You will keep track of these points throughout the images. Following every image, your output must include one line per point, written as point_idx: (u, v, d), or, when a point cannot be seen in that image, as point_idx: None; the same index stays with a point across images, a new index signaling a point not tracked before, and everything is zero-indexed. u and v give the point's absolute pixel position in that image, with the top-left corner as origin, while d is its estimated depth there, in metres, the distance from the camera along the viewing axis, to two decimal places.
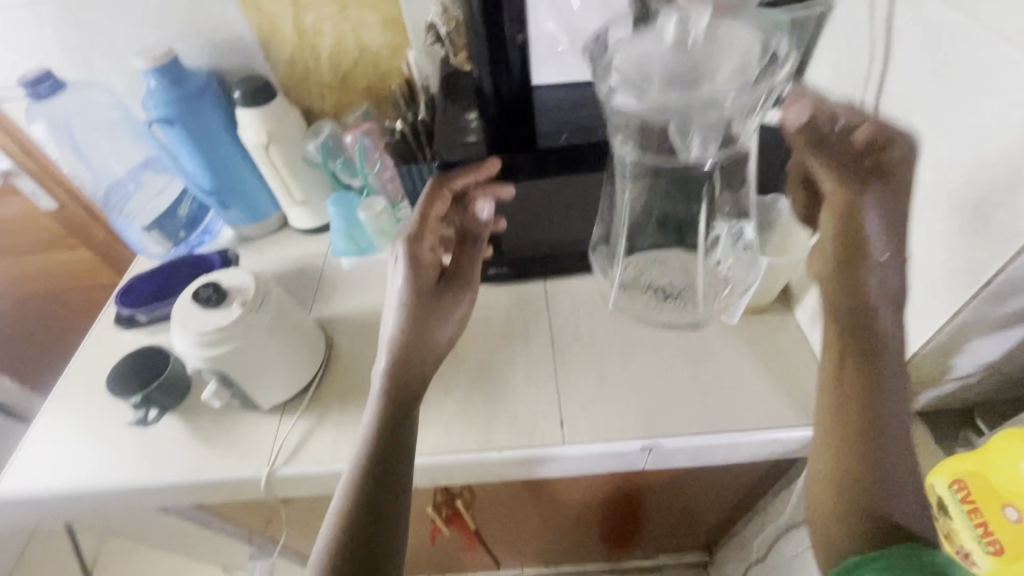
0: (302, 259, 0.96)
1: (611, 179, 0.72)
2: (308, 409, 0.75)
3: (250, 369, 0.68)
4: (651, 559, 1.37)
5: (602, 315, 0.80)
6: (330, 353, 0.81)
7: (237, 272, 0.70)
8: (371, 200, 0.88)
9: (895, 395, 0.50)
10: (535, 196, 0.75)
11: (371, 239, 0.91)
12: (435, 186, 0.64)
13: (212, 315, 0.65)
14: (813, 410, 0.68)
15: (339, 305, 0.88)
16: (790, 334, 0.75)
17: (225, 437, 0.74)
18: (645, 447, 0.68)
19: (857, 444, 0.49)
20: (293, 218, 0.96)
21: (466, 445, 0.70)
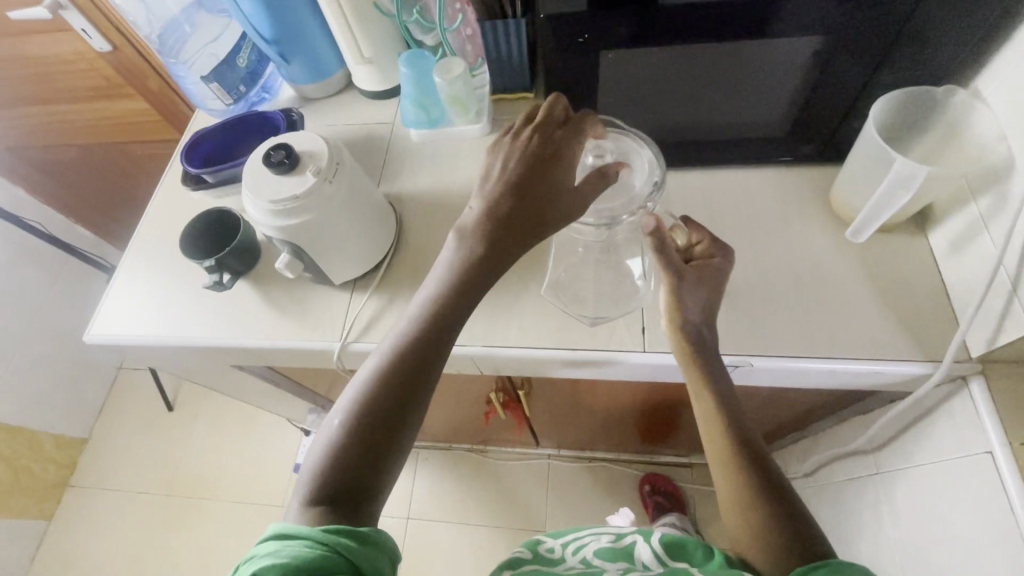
0: (369, 127, 0.88)
1: (745, 52, 0.60)
2: (379, 288, 0.73)
3: (322, 243, 0.65)
4: (683, 459, 1.41)
5: (697, 218, 0.72)
6: (399, 232, 0.77)
7: (307, 136, 0.64)
8: (449, 62, 0.77)
9: (738, 419, 0.60)
10: (650, 69, 0.63)
11: (444, 110, 0.82)
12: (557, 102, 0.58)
13: (284, 182, 0.61)
14: (929, 345, 0.61)
15: (408, 182, 0.82)
16: (916, 258, 0.65)
17: (296, 307, 0.74)
18: (733, 364, 0.64)
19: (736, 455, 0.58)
20: (360, 79, 0.88)
21: (539, 342, 0.67)
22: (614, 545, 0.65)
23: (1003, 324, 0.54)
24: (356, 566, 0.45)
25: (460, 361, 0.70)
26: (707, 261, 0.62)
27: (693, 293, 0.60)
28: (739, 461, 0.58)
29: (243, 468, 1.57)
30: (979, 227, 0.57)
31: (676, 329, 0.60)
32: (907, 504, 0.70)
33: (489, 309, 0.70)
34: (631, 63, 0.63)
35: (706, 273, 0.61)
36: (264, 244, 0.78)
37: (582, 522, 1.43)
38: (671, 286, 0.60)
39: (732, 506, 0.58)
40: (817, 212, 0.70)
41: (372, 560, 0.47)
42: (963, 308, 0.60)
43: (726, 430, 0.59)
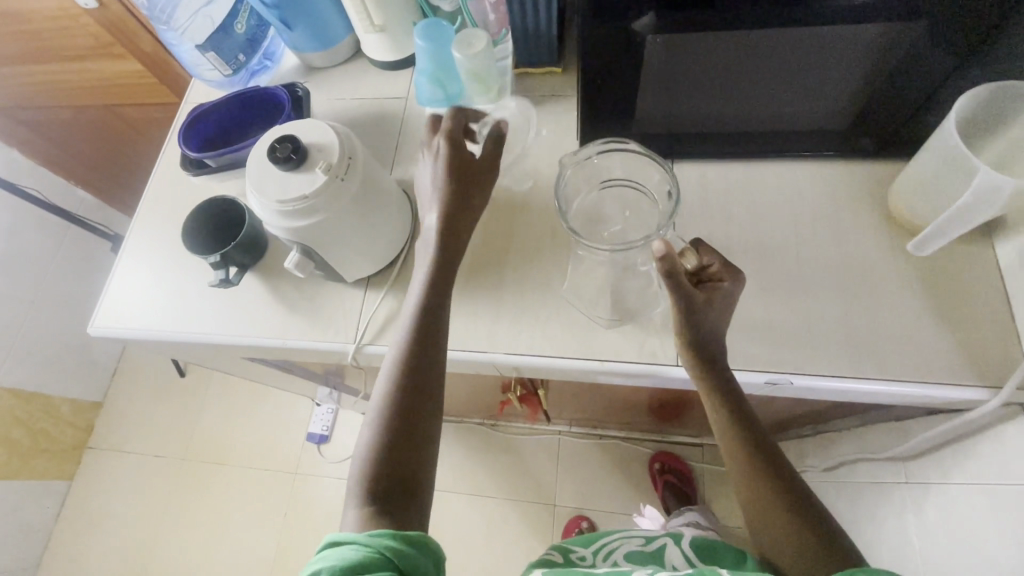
0: (380, 102, 0.81)
1: (816, 39, 0.53)
2: (394, 285, 0.69)
3: (334, 243, 0.60)
4: (695, 439, 1.41)
5: (738, 217, 0.66)
6: (415, 223, 0.72)
7: (315, 125, 0.58)
8: (472, 34, 0.70)
9: (755, 435, 0.56)
10: (699, 56, 0.57)
11: (462, 85, 0.75)
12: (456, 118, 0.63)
13: (292, 179, 0.55)
14: (987, 367, 0.56)
15: (423, 166, 0.75)
16: (979, 269, 0.60)
17: (307, 304, 0.70)
18: (772, 381, 0.59)
19: (754, 468, 0.56)
20: (370, 49, 0.80)
21: (564, 350, 0.63)
22: (643, 549, 0.68)
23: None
24: (403, 571, 0.45)
25: (479, 366, 0.66)
26: (714, 286, 0.55)
27: (704, 319, 0.55)
28: (756, 476, 0.56)
29: (256, 435, 1.59)
30: None
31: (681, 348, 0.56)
32: (939, 519, 0.68)
33: (510, 311, 0.66)
34: (679, 50, 0.56)
35: (714, 302, 0.55)
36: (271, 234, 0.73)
37: (591, 496, 1.45)
38: (679, 316, 0.54)
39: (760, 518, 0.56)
40: (871, 214, 0.64)
41: (417, 566, 0.46)
42: None
43: (737, 439, 0.57)
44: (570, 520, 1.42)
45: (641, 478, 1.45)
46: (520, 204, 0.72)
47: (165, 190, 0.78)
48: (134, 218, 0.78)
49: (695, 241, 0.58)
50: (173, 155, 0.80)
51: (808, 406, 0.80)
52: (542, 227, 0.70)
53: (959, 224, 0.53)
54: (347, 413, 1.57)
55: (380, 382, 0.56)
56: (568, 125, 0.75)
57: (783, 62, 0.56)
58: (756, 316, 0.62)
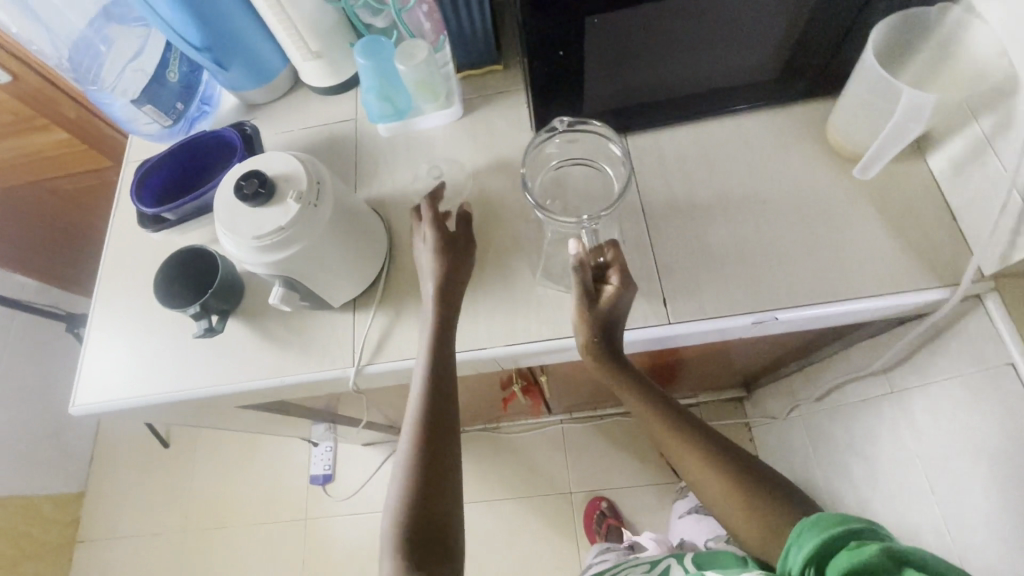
0: (330, 128, 0.81)
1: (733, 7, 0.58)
2: (381, 302, 0.69)
3: (317, 270, 0.60)
4: (690, 400, 1.45)
5: (696, 176, 0.70)
6: (390, 237, 0.72)
7: (277, 157, 0.58)
8: (412, 45, 0.71)
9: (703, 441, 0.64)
10: (635, 41, 0.61)
11: (410, 97, 0.76)
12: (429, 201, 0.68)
13: (264, 214, 0.55)
14: (944, 269, 0.61)
15: (386, 182, 0.76)
16: (919, 183, 0.65)
17: (297, 338, 0.69)
18: (758, 320, 0.62)
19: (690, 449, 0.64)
20: (308, 76, 0.80)
21: (561, 331, 0.65)
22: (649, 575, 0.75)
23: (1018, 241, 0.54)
24: None
25: (482, 364, 0.67)
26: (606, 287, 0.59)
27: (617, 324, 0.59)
28: (705, 468, 0.63)
29: (255, 490, 1.54)
30: (983, 147, 0.57)
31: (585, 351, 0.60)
32: (925, 419, 0.73)
33: (501, 305, 0.67)
34: (616, 36, 0.60)
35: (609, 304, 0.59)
36: (245, 276, 0.72)
37: (603, 476, 1.47)
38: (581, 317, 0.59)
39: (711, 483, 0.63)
40: (815, 151, 0.68)
41: None
42: (972, 228, 0.60)
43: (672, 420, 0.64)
44: (588, 503, 1.44)
45: (647, 448, 1.48)
46: (488, 201, 0.73)
47: (125, 254, 0.76)
48: (95, 288, 0.75)
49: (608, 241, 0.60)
50: (127, 217, 0.78)
51: (791, 342, 0.84)
52: (515, 219, 0.72)
53: (892, 146, 0.59)
54: (346, 447, 1.54)
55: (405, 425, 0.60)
56: (519, 117, 0.77)
57: (709, 23, 0.60)
58: (731, 263, 0.65)
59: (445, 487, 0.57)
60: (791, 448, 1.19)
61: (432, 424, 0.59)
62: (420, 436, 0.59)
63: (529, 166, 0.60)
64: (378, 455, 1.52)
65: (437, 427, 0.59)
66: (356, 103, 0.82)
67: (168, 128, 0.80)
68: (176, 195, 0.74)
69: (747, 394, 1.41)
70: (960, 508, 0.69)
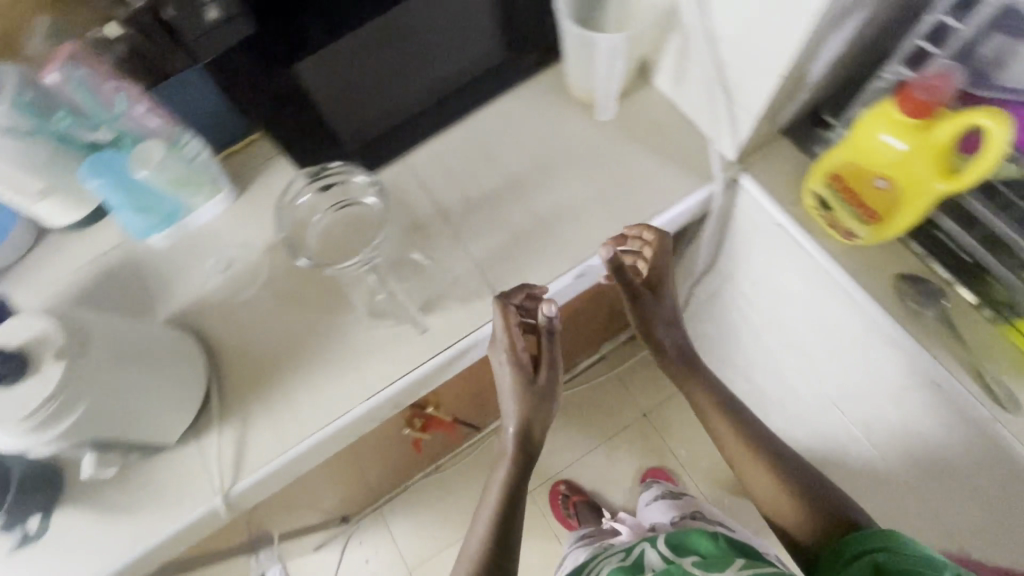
0: (99, 260, 0.73)
1: (428, 16, 0.65)
2: (225, 416, 0.64)
3: (121, 419, 0.54)
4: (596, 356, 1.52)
5: (479, 167, 0.73)
6: (207, 347, 0.67)
7: (19, 323, 0.50)
8: (145, 147, 0.65)
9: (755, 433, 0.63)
10: (357, 71, 0.65)
11: (173, 199, 0.70)
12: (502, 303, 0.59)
13: (21, 393, 0.48)
14: (703, 167, 0.70)
15: (183, 291, 0.70)
16: (657, 104, 0.73)
17: (146, 495, 0.61)
18: (578, 273, 0.68)
19: (757, 464, 0.61)
20: (48, 217, 0.71)
21: (414, 361, 0.64)
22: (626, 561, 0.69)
23: (738, 121, 0.64)
24: None
25: (353, 428, 0.64)
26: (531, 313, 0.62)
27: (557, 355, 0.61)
28: (785, 496, 0.58)
29: None
30: (683, 59, 0.66)
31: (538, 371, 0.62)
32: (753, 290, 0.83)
33: (348, 363, 0.65)
34: (335, 72, 0.63)
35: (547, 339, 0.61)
36: (56, 461, 0.62)
37: (553, 463, 1.49)
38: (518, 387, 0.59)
39: (776, 498, 0.59)
40: (568, 107, 0.74)
41: None
42: (707, 126, 0.69)
43: (739, 439, 0.63)
44: (550, 493, 1.46)
45: (580, 417, 1.53)
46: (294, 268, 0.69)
47: None
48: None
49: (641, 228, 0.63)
50: None
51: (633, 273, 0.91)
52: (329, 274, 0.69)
53: (611, 83, 0.68)
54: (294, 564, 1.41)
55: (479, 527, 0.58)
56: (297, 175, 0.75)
57: (416, 37, 0.66)
58: (539, 232, 0.69)
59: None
60: None
61: (497, 545, 0.57)
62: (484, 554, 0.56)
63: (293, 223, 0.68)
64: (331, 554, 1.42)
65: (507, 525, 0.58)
66: (117, 225, 0.74)
67: None
68: None
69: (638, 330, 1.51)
70: (804, 351, 0.80)
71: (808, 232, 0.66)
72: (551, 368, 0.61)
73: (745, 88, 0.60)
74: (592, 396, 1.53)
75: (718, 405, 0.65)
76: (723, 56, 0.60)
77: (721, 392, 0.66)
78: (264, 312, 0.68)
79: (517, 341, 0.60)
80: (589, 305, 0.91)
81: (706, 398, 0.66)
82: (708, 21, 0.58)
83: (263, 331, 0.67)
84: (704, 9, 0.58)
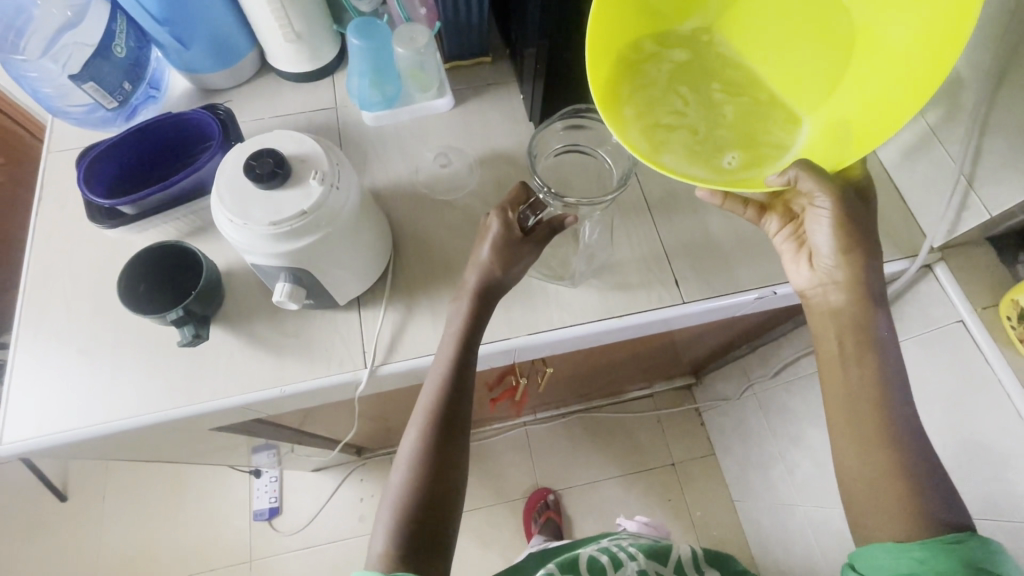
0: (307, 117, 0.75)
1: None
2: (391, 300, 0.64)
3: (331, 260, 0.54)
4: (645, 392, 1.51)
5: None
6: (393, 234, 0.67)
7: (291, 136, 0.52)
8: (410, 30, 0.69)
9: (892, 403, 0.53)
10: None
11: (400, 84, 0.72)
12: (502, 210, 0.57)
13: (278, 197, 0.49)
14: (907, 246, 0.69)
15: (377, 173, 0.71)
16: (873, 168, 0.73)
17: (295, 342, 0.62)
18: (761, 295, 0.66)
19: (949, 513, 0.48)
20: (279, 60, 0.74)
21: (583, 317, 0.64)
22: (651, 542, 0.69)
23: (965, 215, 0.63)
24: None
25: (498, 356, 0.64)
26: (530, 236, 0.57)
27: (511, 252, 0.56)
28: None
29: (188, 542, 1.34)
30: (930, 138, 0.65)
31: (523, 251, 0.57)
32: None
33: (520, 295, 0.65)
34: None
35: (531, 238, 0.57)
36: (229, 285, 0.64)
37: (569, 474, 1.47)
38: (500, 239, 0.56)
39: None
40: None
41: None
42: (922, 208, 0.69)
43: None
44: (533, 494, 1.43)
45: (610, 441, 1.50)
46: (490, 188, 0.70)
47: (60, 266, 0.66)
48: (13, 324, 0.63)
49: (524, 199, 0.58)
50: (86, 219, 0.67)
51: (768, 316, 0.92)
52: None
53: None
54: (292, 474, 1.40)
55: (409, 438, 0.56)
56: (511, 108, 0.76)
57: None
58: (734, 243, 0.69)
59: (451, 502, 0.54)
60: (744, 422, 1.31)
61: (452, 506, 0.54)
62: (426, 453, 0.54)
63: (543, 136, 0.56)
64: (331, 480, 1.39)
65: (428, 542, 0.52)
66: (334, 89, 0.77)
67: (111, 111, 0.70)
68: (131, 186, 0.65)
69: (696, 380, 1.50)
70: None
71: (992, 338, 0.64)
72: (534, 246, 0.57)
73: (992, 186, 0.59)
74: (626, 426, 1.52)
75: (856, 297, 0.55)
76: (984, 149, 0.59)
77: (866, 285, 0.55)
78: (454, 220, 0.68)
79: (513, 208, 0.58)
80: (714, 330, 0.90)
81: (840, 296, 0.56)
82: (987, 110, 0.58)
83: (445, 234, 0.67)
84: (988, 100, 0.58)
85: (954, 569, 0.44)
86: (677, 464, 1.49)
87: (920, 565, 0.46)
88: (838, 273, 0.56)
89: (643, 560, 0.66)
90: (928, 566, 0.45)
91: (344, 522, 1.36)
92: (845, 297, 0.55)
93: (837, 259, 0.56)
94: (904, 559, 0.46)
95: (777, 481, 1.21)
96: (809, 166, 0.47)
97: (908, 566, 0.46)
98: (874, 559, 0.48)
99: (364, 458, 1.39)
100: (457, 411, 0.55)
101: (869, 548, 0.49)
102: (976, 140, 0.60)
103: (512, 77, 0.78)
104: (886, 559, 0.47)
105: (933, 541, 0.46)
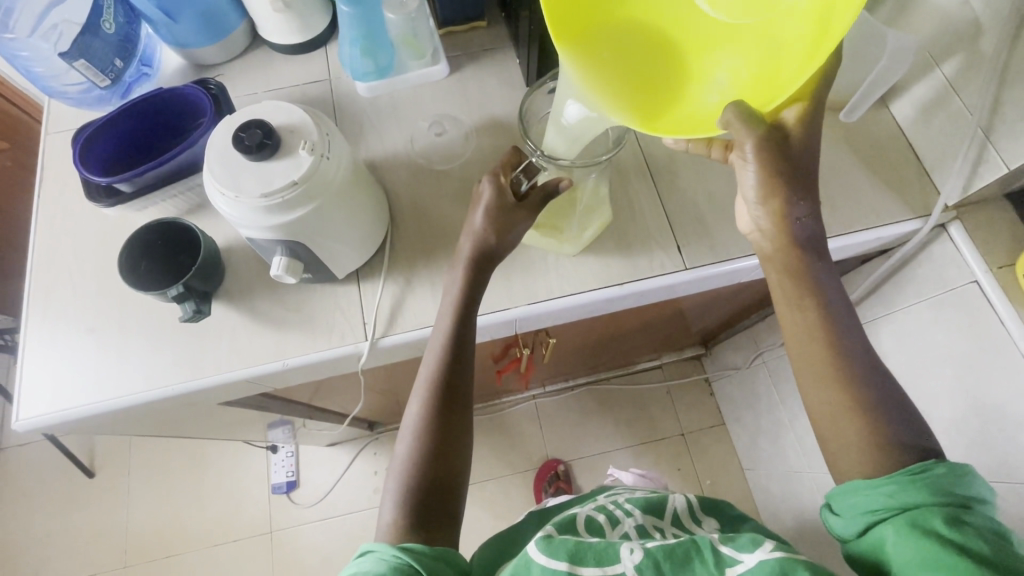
0: (301, 89, 0.74)
1: None
2: (390, 272, 0.64)
3: (325, 232, 0.54)
4: (655, 363, 1.50)
5: None
6: (392, 207, 0.67)
7: (281, 106, 0.51)
8: None
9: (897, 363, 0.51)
10: None
11: (392, 52, 0.71)
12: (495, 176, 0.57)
13: (266, 170, 0.49)
14: (921, 205, 0.67)
15: (373, 144, 0.70)
16: (886, 127, 0.70)
17: (296, 316, 0.62)
18: None
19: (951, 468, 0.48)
20: (267, 30, 0.73)
21: (583, 285, 0.64)
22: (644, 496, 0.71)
23: (981, 168, 0.60)
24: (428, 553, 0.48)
25: (498, 327, 0.64)
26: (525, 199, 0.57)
27: (507, 220, 0.56)
28: None
29: (210, 515, 1.38)
30: (946, 90, 0.62)
31: (518, 218, 0.56)
32: None
33: (519, 266, 0.64)
34: None
35: (527, 201, 0.57)
36: (228, 262, 0.64)
37: (579, 445, 1.48)
38: (484, 208, 0.56)
39: None
40: None
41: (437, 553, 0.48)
42: (938, 165, 0.66)
43: None
44: (544, 465, 1.45)
45: (620, 413, 1.51)
46: (487, 157, 0.69)
47: (64, 247, 0.67)
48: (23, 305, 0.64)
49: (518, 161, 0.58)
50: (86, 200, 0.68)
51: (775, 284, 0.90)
52: None
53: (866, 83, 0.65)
54: (308, 448, 1.43)
55: (412, 404, 0.56)
56: (508, 73, 0.74)
57: None
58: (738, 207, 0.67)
59: (453, 469, 0.55)
60: (754, 392, 1.30)
61: (454, 475, 0.55)
62: (428, 422, 0.55)
63: (533, 101, 0.56)
64: (345, 454, 1.42)
65: (432, 508, 0.53)
66: (327, 59, 0.75)
67: (105, 89, 0.70)
68: (129, 164, 0.65)
69: (706, 351, 1.49)
70: None
71: (1006, 298, 0.62)
72: (529, 212, 0.56)
73: (1011, 136, 0.56)
74: (635, 397, 1.52)
75: (785, 247, 0.53)
76: (1002, 99, 0.56)
77: (789, 232, 0.53)
78: (450, 190, 0.67)
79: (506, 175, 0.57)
80: (721, 299, 0.88)
81: (769, 245, 0.54)
82: (1008, 55, 0.55)
83: (443, 205, 0.67)
84: (1009, 45, 0.54)
85: (926, 501, 0.45)
86: (687, 434, 1.49)
87: (895, 502, 0.46)
88: (763, 221, 0.54)
89: (640, 515, 0.67)
90: (899, 500, 0.45)
91: (360, 494, 1.39)
92: (772, 245, 0.54)
93: (763, 206, 0.53)
94: (876, 496, 0.47)
95: (788, 449, 1.20)
96: (743, 110, 0.44)
97: (881, 502, 0.46)
98: (850, 499, 0.48)
99: (377, 432, 1.42)
100: (458, 380, 0.56)
101: (844, 489, 0.49)
102: (994, 89, 0.57)
103: (509, 41, 0.76)
104: (861, 499, 0.48)
105: (900, 473, 0.46)
